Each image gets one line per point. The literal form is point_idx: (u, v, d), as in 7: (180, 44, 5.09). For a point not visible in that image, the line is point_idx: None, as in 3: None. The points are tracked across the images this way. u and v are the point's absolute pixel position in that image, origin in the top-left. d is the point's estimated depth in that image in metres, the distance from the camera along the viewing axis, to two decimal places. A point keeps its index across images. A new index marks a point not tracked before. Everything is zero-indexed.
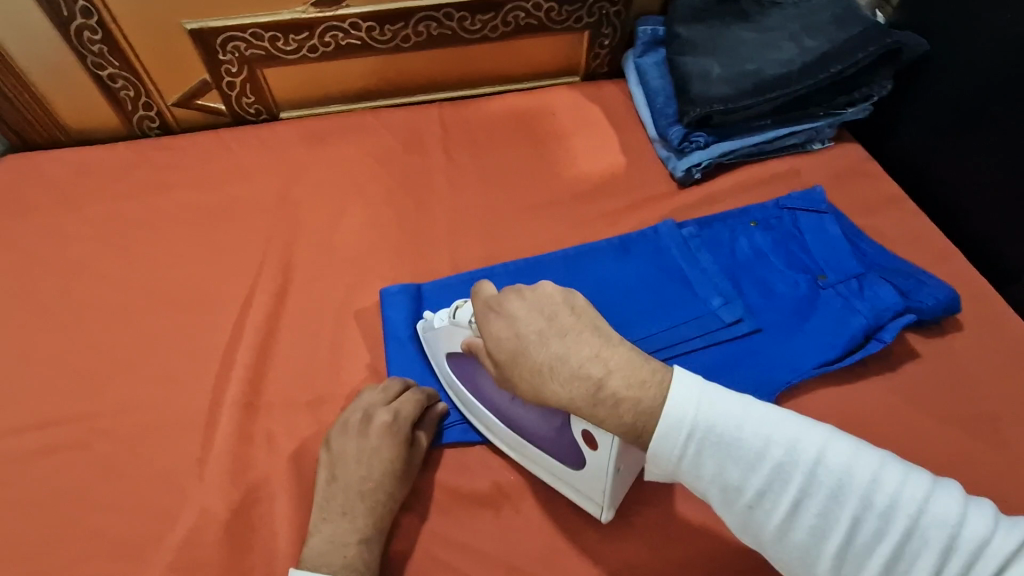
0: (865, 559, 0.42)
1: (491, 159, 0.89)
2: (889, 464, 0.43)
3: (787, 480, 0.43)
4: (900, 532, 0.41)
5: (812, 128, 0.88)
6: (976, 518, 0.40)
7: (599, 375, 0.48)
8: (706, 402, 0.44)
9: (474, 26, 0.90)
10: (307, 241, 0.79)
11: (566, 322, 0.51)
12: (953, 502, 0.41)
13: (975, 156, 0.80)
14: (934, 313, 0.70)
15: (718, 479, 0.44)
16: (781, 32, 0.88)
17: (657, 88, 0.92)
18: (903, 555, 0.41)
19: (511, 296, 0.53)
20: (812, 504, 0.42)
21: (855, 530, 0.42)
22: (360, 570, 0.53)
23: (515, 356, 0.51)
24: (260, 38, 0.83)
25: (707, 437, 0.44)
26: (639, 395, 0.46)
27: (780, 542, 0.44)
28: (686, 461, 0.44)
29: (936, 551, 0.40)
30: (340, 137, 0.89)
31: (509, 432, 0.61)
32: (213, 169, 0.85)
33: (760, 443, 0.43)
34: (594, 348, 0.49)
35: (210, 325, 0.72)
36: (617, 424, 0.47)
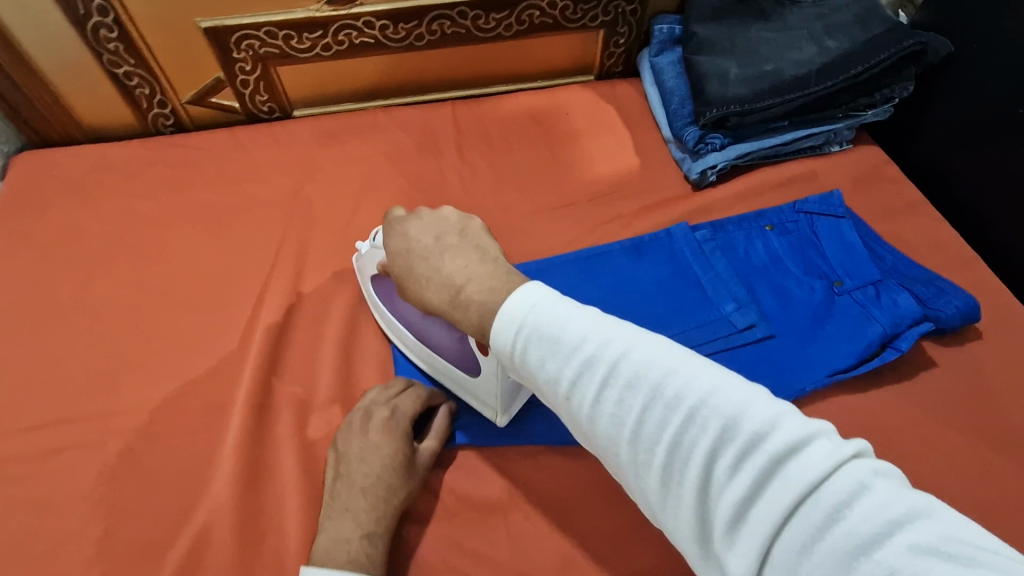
0: (671, 463, 0.39)
1: (503, 159, 0.88)
2: (719, 372, 0.40)
3: (595, 372, 0.42)
4: (710, 438, 0.38)
5: (830, 130, 0.87)
6: (799, 435, 0.36)
7: (462, 283, 0.51)
8: (541, 299, 0.45)
9: (488, 24, 0.89)
10: (319, 241, 0.79)
11: (451, 239, 0.55)
12: (786, 418, 0.37)
13: (999, 161, 0.78)
14: (954, 322, 0.68)
15: (540, 371, 0.44)
16: (801, 32, 0.87)
17: (673, 88, 0.90)
18: (711, 463, 0.37)
19: (412, 217, 0.58)
20: (623, 400, 0.41)
21: (662, 432, 0.39)
22: (366, 566, 0.52)
23: (405, 268, 0.56)
24: (274, 36, 0.83)
25: (533, 328, 0.44)
26: (487, 299, 0.48)
27: (594, 438, 0.42)
28: (513, 351, 0.45)
29: (752, 463, 0.36)
30: (352, 136, 0.89)
31: (419, 344, 0.67)
32: (227, 168, 0.85)
33: (582, 338, 0.43)
34: (465, 259, 0.52)
35: (224, 324, 0.72)
36: (469, 327, 0.50)
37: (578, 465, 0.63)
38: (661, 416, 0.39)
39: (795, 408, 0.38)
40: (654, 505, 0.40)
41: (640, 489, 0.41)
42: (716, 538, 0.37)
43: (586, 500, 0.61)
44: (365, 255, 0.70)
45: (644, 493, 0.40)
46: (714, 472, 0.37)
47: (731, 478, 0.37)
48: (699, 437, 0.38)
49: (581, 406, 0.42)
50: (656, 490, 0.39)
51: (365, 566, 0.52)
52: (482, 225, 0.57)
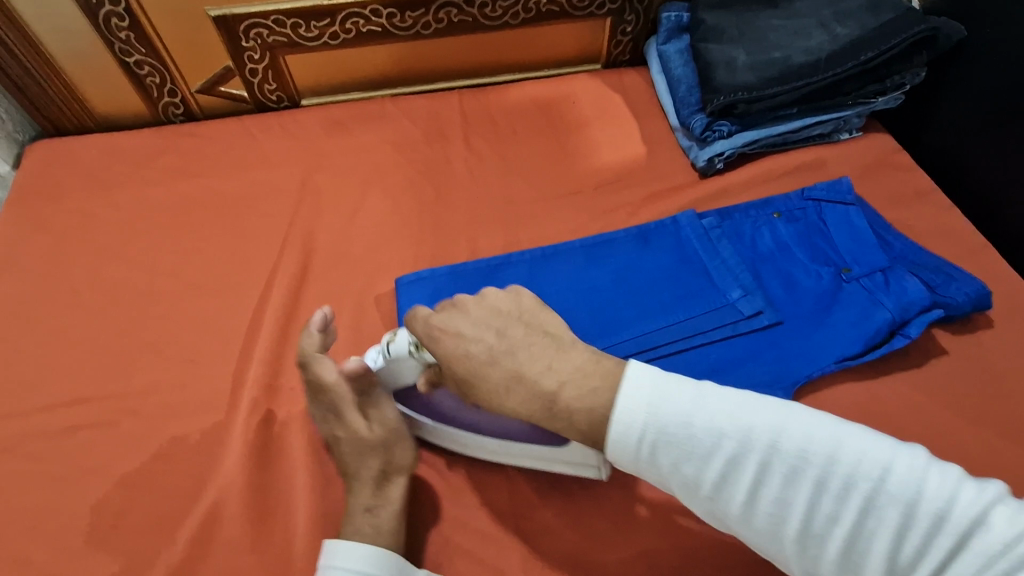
0: (848, 552, 0.40)
1: (510, 147, 0.88)
2: (875, 445, 0.41)
3: (740, 468, 0.43)
4: (887, 523, 0.39)
5: (840, 118, 0.86)
6: (958, 499, 0.38)
7: (553, 388, 0.48)
8: (656, 393, 0.45)
9: (495, 12, 0.89)
10: (327, 228, 0.80)
11: (515, 333, 0.51)
12: (962, 490, 0.39)
13: (1013, 147, 0.76)
14: (963, 309, 0.68)
15: (679, 474, 0.44)
16: (810, 19, 0.86)
17: (680, 76, 0.90)
18: (892, 547, 0.39)
19: (456, 311, 0.53)
20: (783, 495, 0.42)
21: (836, 523, 0.40)
22: (371, 536, 0.54)
23: (468, 372, 0.50)
24: (283, 24, 0.84)
25: (665, 433, 0.44)
26: (593, 409, 0.46)
27: (754, 536, 0.43)
28: (638, 455, 0.45)
29: (935, 543, 0.38)
30: (360, 125, 0.90)
31: (486, 438, 0.61)
32: (237, 156, 0.86)
33: (720, 435, 0.43)
34: (547, 360, 0.49)
35: (233, 309, 0.73)
36: (575, 433, 0.48)
37: None
38: (832, 507, 0.41)
39: (940, 464, 0.40)
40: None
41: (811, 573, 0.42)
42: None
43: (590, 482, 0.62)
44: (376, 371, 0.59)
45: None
46: (888, 551, 0.39)
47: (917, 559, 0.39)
48: (869, 523, 0.40)
49: (736, 507, 0.43)
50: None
51: (371, 537, 0.54)
52: (534, 301, 0.53)
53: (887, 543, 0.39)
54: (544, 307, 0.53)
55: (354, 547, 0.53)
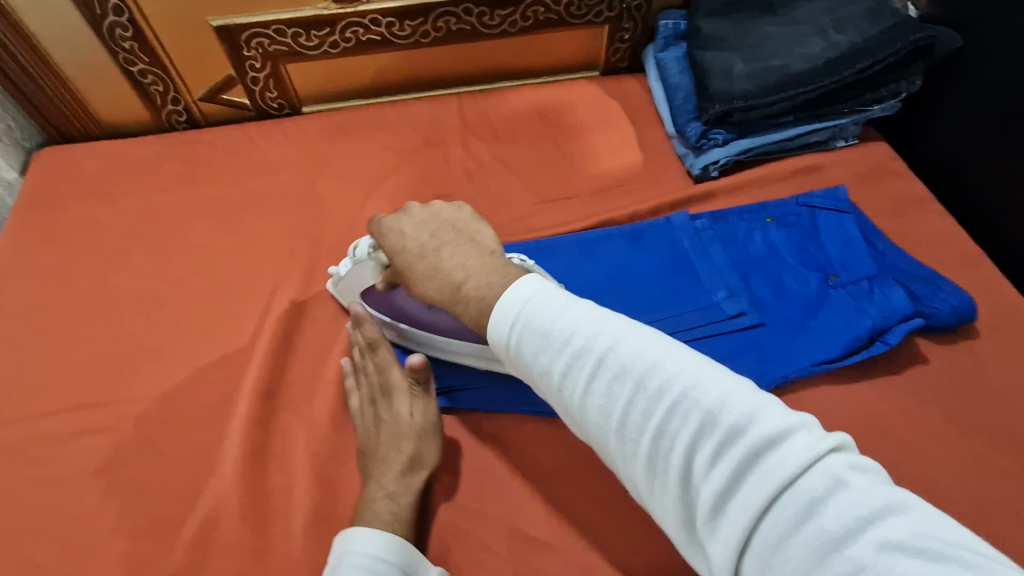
0: (655, 452, 0.41)
1: (507, 153, 0.89)
2: (706, 364, 0.42)
3: (583, 364, 0.45)
4: (694, 429, 0.40)
5: (836, 126, 0.86)
6: (779, 430, 0.38)
7: (458, 279, 0.53)
8: (536, 294, 0.48)
9: (493, 21, 0.90)
10: (326, 234, 0.81)
11: (446, 236, 0.58)
12: (781, 419, 0.38)
13: (1008, 157, 0.77)
14: (948, 321, 0.69)
15: (534, 363, 0.47)
16: (808, 26, 0.86)
17: (677, 84, 0.90)
18: (694, 453, 0.39)
19: (405, 215, 0.60)
20: (612, 392, 0.43)
21: (648, 424, 0.41)
22: (389, 521, 0.56)
23: (403, 261, 0.58)
24: (283, 34, 0.85)
25: (526, 322, 0.47)
26: (483, 293, 0.51)
27: (587, 427, 0.45)
28: (507, 343, 0.48)
29: (731, 453, 0.38)
30: (360, 131, 0.91)
31: (434, 335, 0.67)
32: (238, 162, 0.88)
33: (572, 332, 0.46)
34: (465, 255, 0.55)
35: (234, 314, 0.74)
36: (469, 320, 0.53)
37: (573, 451, 0.64)
38: (655, 413, 0.41)
39: (777, 402, 0.40)
40: (643, 491, 0.42)
41: (630, 478, 0.43)
42: (699, 526, 0.39)
43: (580, 486, 0.63)
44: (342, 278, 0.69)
45: (635, 477, 0.43)
46: (694, 465, 0.39)
47: (708, 467, 0.39)
48: (678, 427, 0.40)
49: (572, 397, 0.45)
50: (642, 475, 0.42)
51: (389, 523, 0.56)
52: (473, 214, 0.60)
53: (687, 447, 0.39)
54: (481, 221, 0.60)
55: (375, 531, 0.55)
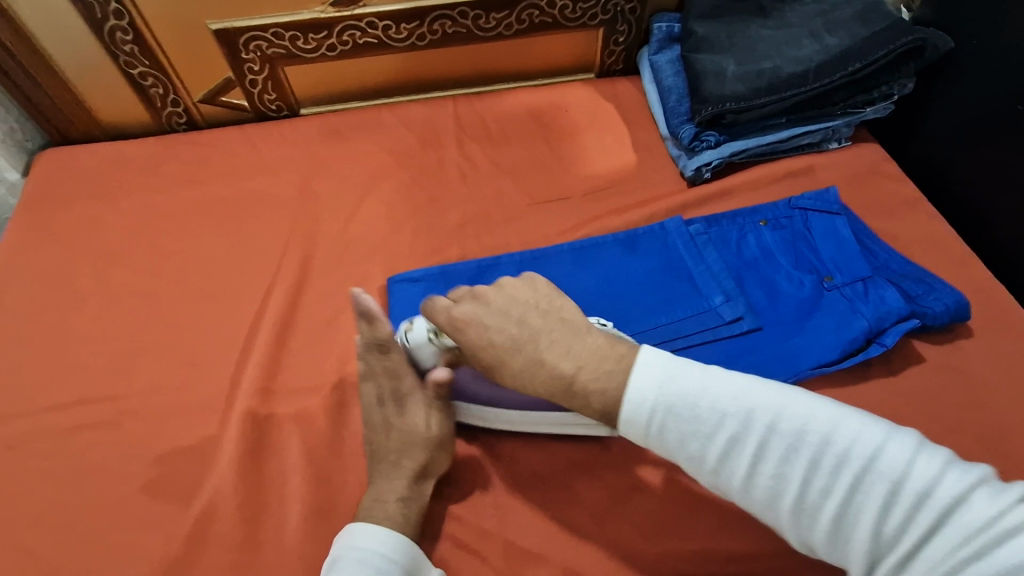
0: (839, 523, 0.46)
1: (503, 155, 0.90)
2: (868, 429, 0.46)
3: (744, 443, 0.49)
4: (876, 500, 0.44)
5: (828, 127, 0.87)
6: (952, 487, 0.43)
7: (570, 369, 0.55)
8: (677, 376, 0.51)
9: (489, 24, 0.91)
10: (322, 234, 0.82)
11: (534, 320, 0.58)
12: (944, 474, 0.43)
13: (1000, 158, 0.77)
14: (942, 319, 0.69)
15: (686, 449, 0.51)
16: (800, 29, 0.87)
17: (670, 87, 0.91)
18: (878, 519, 0.44)
19: (479, 302, 0.59)
20: (782, 471, 0.48)
21: (829, 496, 0.46)
22: (400, 525, 0.57)
23: (494, 355, 0.57)
24: (281, 37, 0.86)
25: (672, 410, 0.50)
26: (603, 383, 0.53)
27: (755, 503, 0.49)
28: (650, 431, 0.51)
29: (916, 517, 0.43)
30: (357, 133, 0.92)
31: (510, 410, 0.65)
32: (237, 163, 0.89)
33: (724, 413, 0.49)
34: (563, 345, 0.56)
35: (230, 312, 0.75)
36: (589, 411, 0.55)
37: (565, 449, 0.65)
38: (825, 482, 0.46)
39: (937, 457, 0.45)
40: (828, 554, 0.48)
41: (811, 541, 0.48)
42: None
43: (571, 483, 0.63)
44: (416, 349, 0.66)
45: (814, 541, 0.48)
46: (881, 526, 0.44)
47: (897, 533, 0.44)
48: (857, 499, 0.45)
49: (737, 480, 0.49)
50: (825, 542, 0.47)
51: (400, 526, 0.57)
52: (549, 286, 0.60)
53: (872, 513, 0.44)
54: (552, 289, 0.60)
55: (390, 535, 0.56)
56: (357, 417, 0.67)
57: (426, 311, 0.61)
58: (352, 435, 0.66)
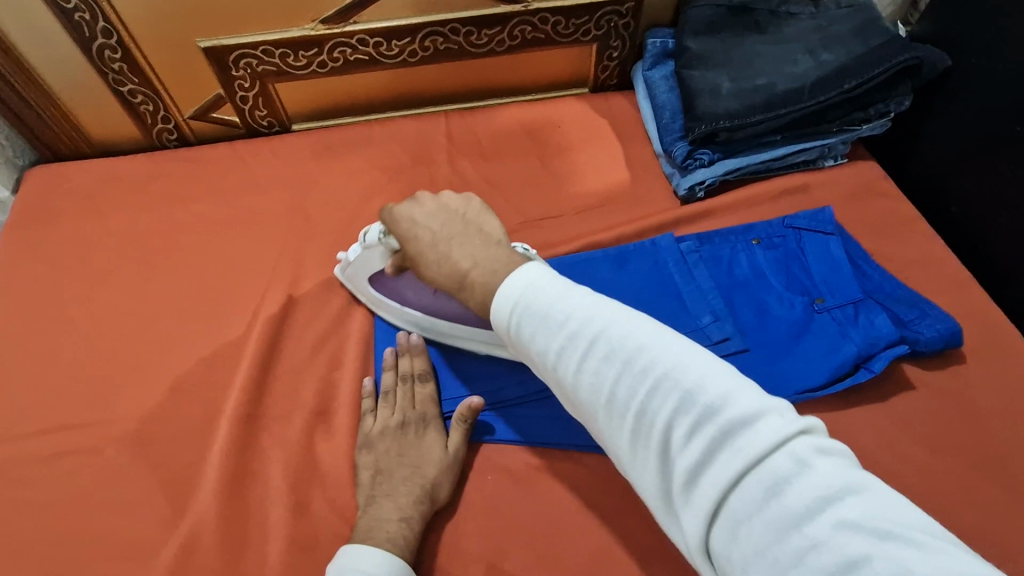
0: (639, 434, 0.43)
1: (494, 171, 0.89)
2: (692, 348, 0.44)
3: (574, 343, 0.47)
4: (676, 411, 0.42)
5: (824, 145, 0.86)
6: (754, 413, 0.40)
7: (466, 266, 0.55)
8: (534, 278, 0.50)
9: (481, 40, 0.90)
10: (311, 254, 0.81)
11: (455, 224, 0.59)
12: (750, 399, 0.41)
13: (999, 179, 0.75)
14: (934, 345, 0.68)
15: (529, 342, 0.49)
16: (797, 45, 0.86)
17: (664, 103, 0.90)
18: (675, 432, 0.42)
19: (414, 204, 0.62)
20: (600, 371, 0.45)
21: (633, 404, 0.44)
22: (401, 546, 0.57)
23: (414, 249, 0.60)
24: (271, 54, 0.86)
25: (526, 306, 0.49)
26: (490, 281, 0.53)
27: (576, 402, 0.47)
28: (509, 325, 0.50)
29: (707, 432, 0.40)
30: (349, 150, 0.91)
31: (439, 320, 0.71)
32: (227, 180, 0.88)
33: (567, 314, 0.47)
34: (472, 247, 0.57)
35: (217, 334, 0.75)
36: (475, 305, 0.55)
37: (551, 473, 0.65)
38: (637, 391, 0.44)
39: (753, 387, 0.42)
40: (626, 465, 0.45)
41: (617, 452, 0.45)
42: (675, 497, 0.41)
43: (557, 510, 0.63)
44: (352, 263, 0.72)
45: (618, 452, 0.45)
46: (676, 442, 0.42)
47: (684, 446, 0.41)
48: (658, 407, 0.43)
49: (563, 374, 0.47)
50: (626, 450, 0.44)
51: (400, 548, 0.57)
52: (483, 206, 0.62)
53: (668, 426, 0.42)
54: (488, 213, 0.62)
55: (388, 555, 0.55)
56: (341, 441, 0.67)
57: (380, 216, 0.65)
58: (335, 459, 0.66)
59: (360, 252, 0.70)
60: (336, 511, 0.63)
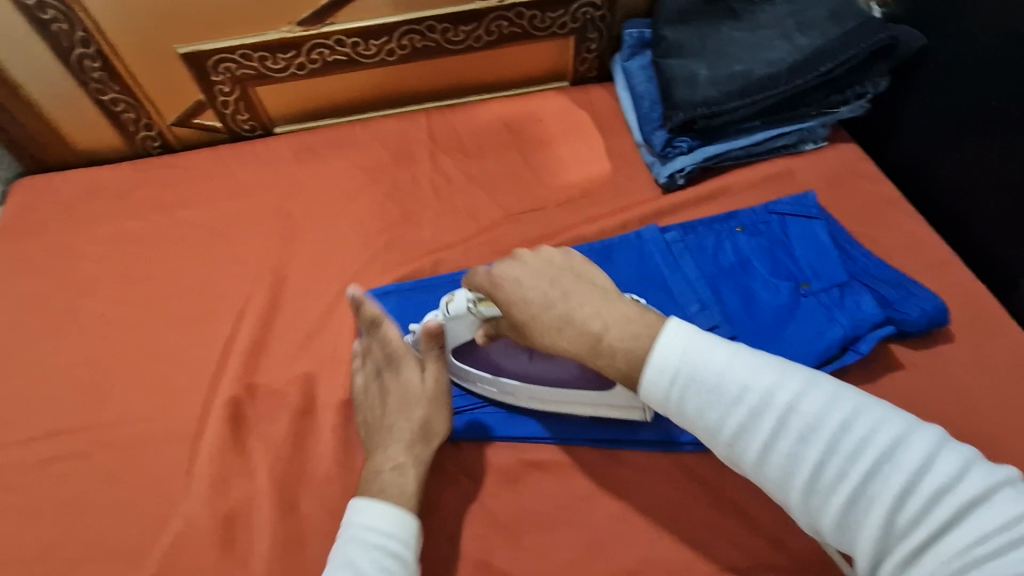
0: (849, 510, 0.45)
1: (476, 167, 0.90)
2: (891, 419, 0.45)
3: (761, 418, 0.48)
4: (890, 488, 0.43)
5: (804, 128, 0.86)
6: (981, 488, 0.41)
7: (599, 330, 0.55)
8: (701, 348, 0.51)
9: (458, 37, 0.90)
10: (295, 255, 0.82)
11: (567, 281, 0.58)
12: (967, 472, 0.42)
13: (977, 156, 0.75)
14: (920, 325, 0.68)
15: (704, 419, 0.50)
16: (773, 30, 0.86)
17: (644, 92, 0.90)
18: (891, 508, 0.43)
19: (514, 262, 0.60)
20: (795, 450, 0.46)
21: (839, 479, 0.45)
22: (398, 490, 0.57)
23: (524, 313, 0.57)
24: (250, 58, 0.86)
25: (695, 379, 0.50)
26: (633, 346, 0.53)
27: (765, 479, 0.49)
28: (669, 397, 0.51)
29: (930, 510, 0.42)
30: (332, 151, 0.92)
31: (540, 387, 0.66)
32: (210, 185, 0.89)
33: (745, 388, 0.48)
34: (594, 306, 0.56)
35: (203, 337, 0.75)
36: (614, 373, 0.54)
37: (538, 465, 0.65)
38: (840, 467, 0.45)
39: (970, 458, 0.43)
40: (832, 540, 0.46)
41: (818, 526, 0.47)
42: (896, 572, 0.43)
43: (544, 501, 0.63)
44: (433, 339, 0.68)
45: (817, 526, 0.47)
46: (895, 518, 0.43)
47: (906, 524, 0.42)
48: (870, 485, 0.44)
49: (750, 453, 0.48)
50: (830, 526, 0.46)
51: (396, 492, 0.57)
52: (584, 258, 0.61)
53: (885, 502, 0.43)
54: (586, 263, 0.61)
55: (388, 502, 0.56)
56: (326, 440, 0.67)
57: (467, 276, 0.62)
58: (320, 457, 0.66)
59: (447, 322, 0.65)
60: (323, 510, 0.63)
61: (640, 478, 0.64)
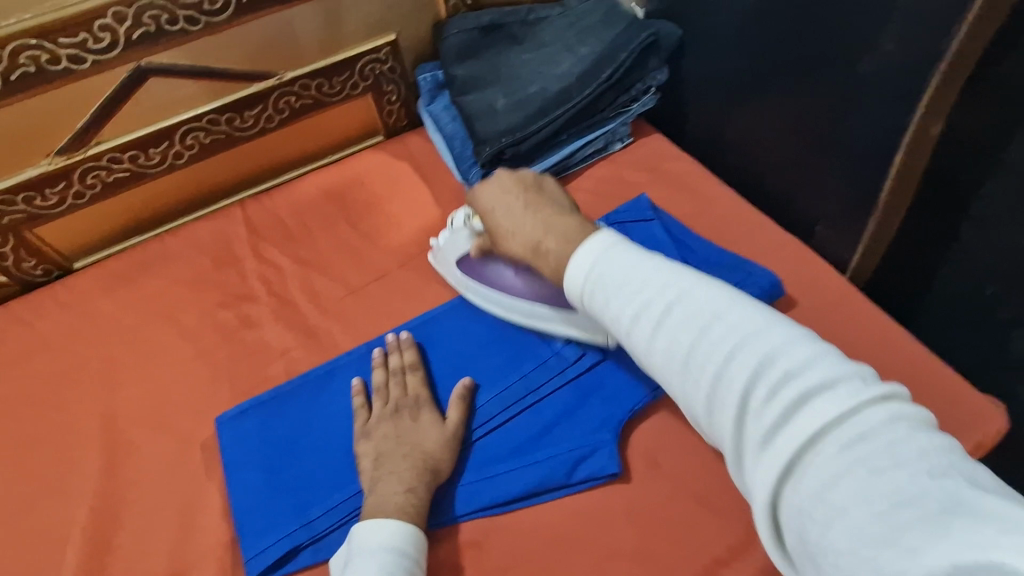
0: (714, 394, 0.43)
1: (304, 248, 0.85)
2: (771, 318, 0.44)
3: (650, 308, 0.48)
4: (750, 372, 0.41)
5: (606, 131, 0.90)
6: (835, 377, 0.38)
7: (539, 237, 0.62)
8: (616, 252, 0.53)
9: (246, 122, 0.86)
10: (126, 401, 0.74)
11: (530, 194, 0.66)
12: (824, 361, 0.40)
13: (752, 126, 0.81)
14: (761, 301, 0.71)
15: (606, 310, 0.51)
16: (555, 46, 0.89)
17: (452, 132, 0.90)
18: (748, 391, 0.41)
19: (491, 180, 0.69)
20: (673, 337, 0.46)
21: (708, 364, 0.43)
22: (411, 515, 0.57)
23: (492, 221, 0.67)
24: (13, 202, 0.78)
25: (602, 278, 0.52)
26: (563, 247, 0.58)
27: (654, 368, 0.48)
28: (585, 292, 0.53)
29: (781, 391, 0.39)
30: (144, 273, 0.84)
31: (519, 302, 0.71)
32: (7, 350, 0.78)
33: (644, 284, 0.49)
34: (540, 217, 0.63)
35: (33, 530, 0.66)
36: (549, 271, 0.60)
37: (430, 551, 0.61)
38: (707, 350, 0.44)
39: (837, 356, 0.40)
40: (707, 427, 0.44)
41: (692, 411, 0.45)
42: (748, 457, 0.40)
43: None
44: (444, 248, 0.77)
45: (694, 413, 0.45)
46: (750, 404, 0.40)
47: (762, 408, 0.39)
48: (735, 368, 0.42)
49: (639, 341, 0.48)
50: (702, 411, 0.44)
51: (408, 517, 0.57)
52: (553, 181, 0.69)
53: (743, 387, 0.41)
54: (560, 188, 0.68)
55: (405, 526, 0.56)
56: None
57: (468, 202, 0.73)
58: None
59: (449, 236, 0.77)
60: None
61: (533, 528, 0.61)
